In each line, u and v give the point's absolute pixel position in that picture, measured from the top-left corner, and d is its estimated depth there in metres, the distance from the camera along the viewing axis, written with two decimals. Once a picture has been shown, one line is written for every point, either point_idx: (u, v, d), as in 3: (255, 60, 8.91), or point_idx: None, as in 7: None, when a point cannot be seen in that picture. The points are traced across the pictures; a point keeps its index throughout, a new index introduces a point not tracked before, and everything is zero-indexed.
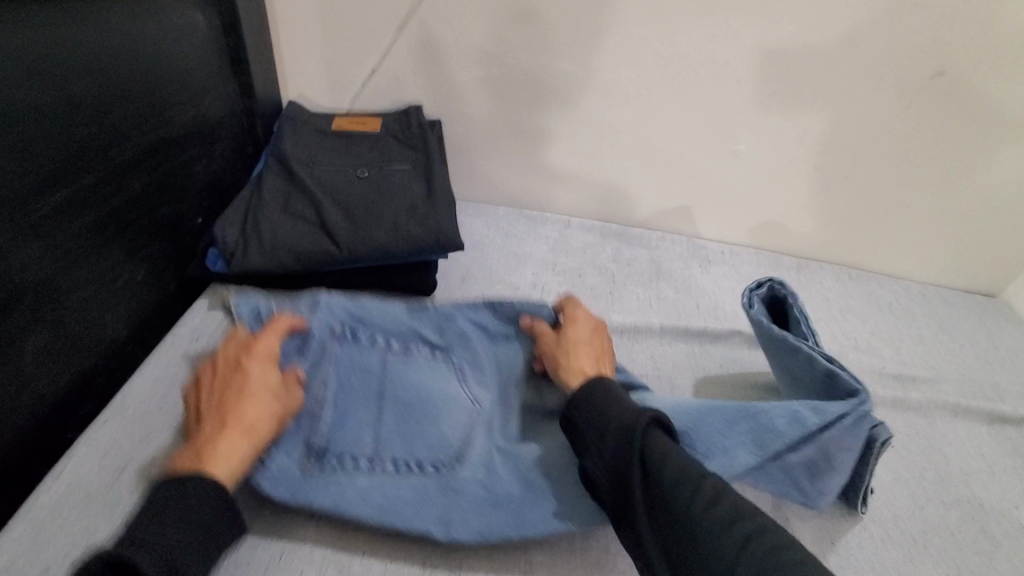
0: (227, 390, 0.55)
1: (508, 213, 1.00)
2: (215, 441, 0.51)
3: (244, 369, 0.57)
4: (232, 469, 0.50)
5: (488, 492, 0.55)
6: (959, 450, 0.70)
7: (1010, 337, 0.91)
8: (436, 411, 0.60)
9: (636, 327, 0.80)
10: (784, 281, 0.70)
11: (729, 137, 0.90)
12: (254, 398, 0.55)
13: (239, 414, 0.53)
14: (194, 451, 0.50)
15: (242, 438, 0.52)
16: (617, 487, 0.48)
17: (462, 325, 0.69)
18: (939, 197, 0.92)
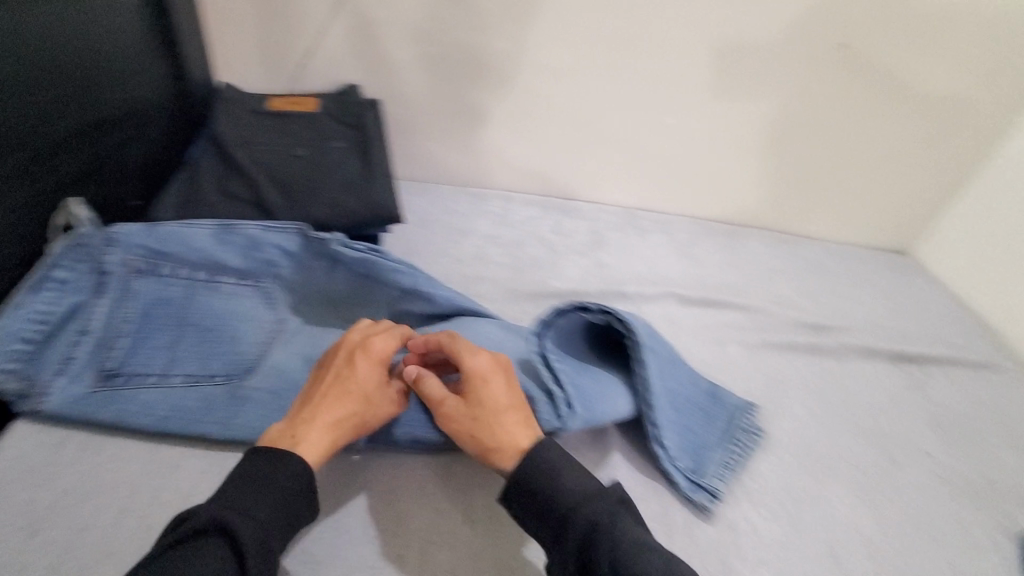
0: (339, 376, 0.55)
1: (451, 191, 1.03)
2: (293, 426, 0.52)
3: (357, 359, 0.56)
4: (316, 451, 0.51)
5: (278, 393, 0.60)
6: (867, 387, 0.76)
7: (918, 289, 1.00)
8: (233, 335, 0.64)
9: (573, 292, 0.84)
10: (622, 314, 0.62)
11: (657, 110, 0.95)
12: (350, 392, 0.54)
13: (328, 402, 0.53)
14: (284, 429, 0.52)
15: (325, 424, 0.52)
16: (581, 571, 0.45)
17: (270, 253, 0.69)
18: (850, 162, 0.99)
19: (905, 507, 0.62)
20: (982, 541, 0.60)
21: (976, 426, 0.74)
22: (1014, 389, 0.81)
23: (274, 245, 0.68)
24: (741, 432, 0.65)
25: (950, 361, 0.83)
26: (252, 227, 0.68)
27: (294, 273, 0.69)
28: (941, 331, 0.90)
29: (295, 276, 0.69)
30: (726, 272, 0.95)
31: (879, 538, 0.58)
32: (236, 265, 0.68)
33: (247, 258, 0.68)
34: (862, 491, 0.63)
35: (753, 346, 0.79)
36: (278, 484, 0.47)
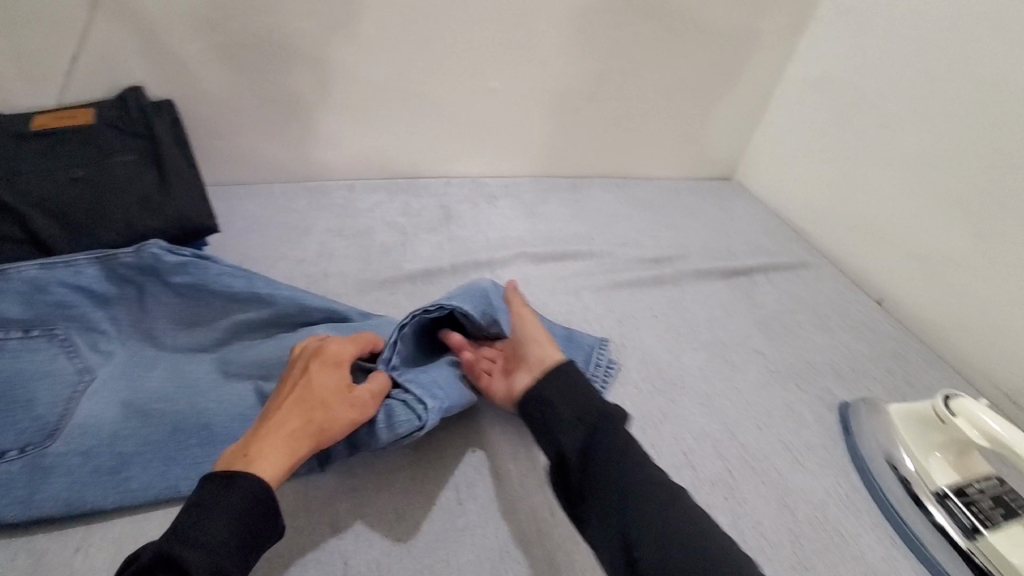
0: (297, 386, 0.51)
1: (285, 188, 0.96)
2: (247, 444, 0.47)
3: (314, 368, 0.52)
4: (273, 470, 0.45)
5: (90, 454, 0.52)
6: (705, 305, 0.84)
7: (739, 209, 1.12)
8: (28, 398, 0.53)
9: (426, 271, 0.82)
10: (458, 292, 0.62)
11: (481, 76, 0.95)
12: (308, 402, 0.49)
13: (285, 413, 0.49)
14: (237, 448, 0.47)
15: (281, 439, 0.47)
16: (584, 469, 0.50)
17: (60, 293, 0.58)
18: (664, 103, 1.08)
19: (745, 403, 0.69)
20: (807, 415, 0.69)
21: (793, 318, 0.85)
22: (821, 280, 0.95)
23: (64, 282, 0.58)
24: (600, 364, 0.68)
25: (769, 267, 0.95)
26: (33, 268, 0.57)
27: (101, 308, 0.60)
28: (761, 242, 1.02)
29: (106, 313, 0.60)
30: (573, 224, 1.00)
31: (728, 437, 0.65)
32: (18, 317, 0.56)
33: (32, 306, 0.57)
34: (708, 398, 0.69)
35: (602, 289, 0.84)
36: (229, 504, 0.42)
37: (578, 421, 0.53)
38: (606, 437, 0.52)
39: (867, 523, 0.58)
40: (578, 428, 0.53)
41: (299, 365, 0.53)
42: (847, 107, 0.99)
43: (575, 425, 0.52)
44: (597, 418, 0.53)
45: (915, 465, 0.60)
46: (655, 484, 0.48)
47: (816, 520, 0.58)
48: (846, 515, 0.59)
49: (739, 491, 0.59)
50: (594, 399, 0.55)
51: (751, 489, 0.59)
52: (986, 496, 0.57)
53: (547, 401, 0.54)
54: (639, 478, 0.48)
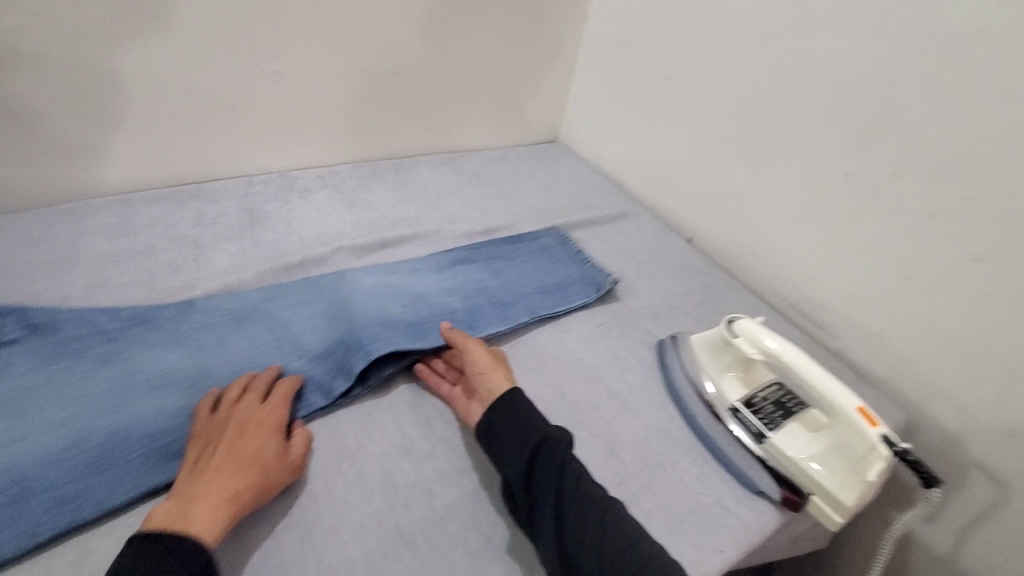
0: (228, 444, 0.52)
1: (38, 213, 0.80)
2: (182, 505, 0.48)
3: (248, 426, 0.54)
4: (212, 528, 0.47)
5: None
6: (534, 271, 0.85)
7: (564, 169, 1.16)
8: None
9: (229, 284, 0.74)
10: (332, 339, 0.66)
11: (263, 59, 0.86)
12: (244, 462, 0.51)
13: (221, 471, 0.50)
14: (170, 509, 0.48)
15: (219, 500, 0.48)
16: (527, 483, 0.54)
17: None
18: (473, 70, 1.06)
19: (572, 359, 0.72)
20: (629, 359, 0.74)
21: (615, 269, 0.89)
22: (638, 228, 1.01)
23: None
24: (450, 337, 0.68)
25: (591, 223, 0.99)
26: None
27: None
28: (583, 199, 1.06)
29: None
30: (397, 208, 0.96)
31: (556, 396, 0.67)
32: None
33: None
34: (537, 363, 0.71)
35: (431, 271, 0.81)
36: (168, 568, 0.43)
37: (521, 445, 0.56)
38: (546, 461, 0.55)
39: (681, 447, 0.64)
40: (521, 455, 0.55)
41: (234, 423, 0.54)
42: (637, 61, 1.05)
43: (518, 452, 0.55)
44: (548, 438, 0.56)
45: (714, 388, 0.67)
46: (590, 499, 0.53)
47: (639, 460, 0.62)
48: (664, 447, 0.64)
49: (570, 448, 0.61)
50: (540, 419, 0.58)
51: (581, 444, 0.62)
52: (770, 405, 0.64)
53: (493, 432, 0.57)
54: (576, 501, 0.53)
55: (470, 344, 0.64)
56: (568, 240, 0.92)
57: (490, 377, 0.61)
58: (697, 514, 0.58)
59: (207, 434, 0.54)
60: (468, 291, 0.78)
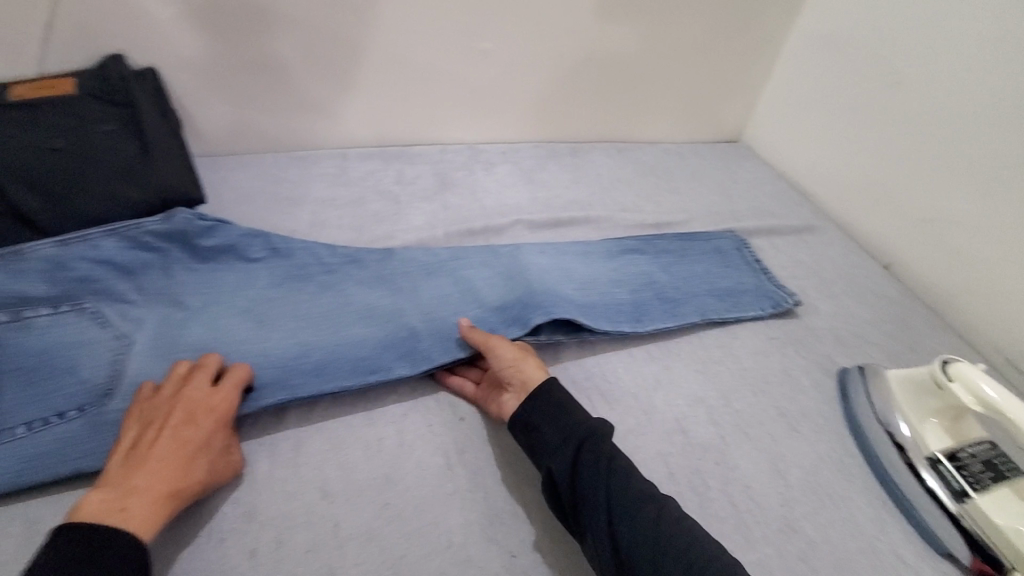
0: (173, 431, 0.48)
1: (277, 157, 0.94)
2: (122, 497, 0.44)
3: (182, 412, 0.49)
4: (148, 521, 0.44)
5: None
6: (708, 272, 0.81)
7: (746, 171, 1.10)
8: (72, 366, 0.56)
9: (420, 239, 0.81)
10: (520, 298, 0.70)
11: (475, 37, 0.92)
12: (185, 456, 0.47)
13: (162, 463, 0.46)
14: (107, 498, 0.44)
15: (157, 492, 0.45)
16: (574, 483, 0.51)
17: (83, 268, 0.61)
18: (665, 60, 1.05)
19: (742, 369, 0.69)
20: (804, 381, 0.68)
21: (795, 284, 0.83)
22: (825, 245, 0.92)
23: (84, 257, 0.61)
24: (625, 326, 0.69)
25: (771, 231, 0.93)
26: (45, 249, 0.60)
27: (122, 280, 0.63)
28: (765, 205, 1.00)
29: (131, 285, 0.63)
30: (571, 191, 0.98)
31: (722, 403, 0.64)
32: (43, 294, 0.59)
33: (52, 284, 0.60)
34: (703, 365, 0.69)
35: (603, 255, 0.81)
36: (106, 567, 0.40)
37: (564, 443, 0.53)
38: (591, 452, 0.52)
39: (858, 486, 0.58)
40: (564, 450, 0.52)
41: (174, 408, 0.50)
42: (855, 63, 0.95)
43: (562, 448, 0.52)
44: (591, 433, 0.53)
45: (910, 430, 0.60)
46: (641, 496, 0.50)
47: (806, 486, 0.57)
48: (836, 480, 0.58)
49: (731, 456, 0.59)
50: (582, 413, 0.55)
51: (743, 455, 0.59)
52: (979, 461, 0.56)
53: (536, 426, 0.55)
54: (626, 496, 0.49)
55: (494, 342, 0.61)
56: (747, 247, 0.86)
57: (524, 369, 0.58)
58: (868, 558, 0.53)
59: (154, 414, 0.50)
60: (639, 281, 0.77)
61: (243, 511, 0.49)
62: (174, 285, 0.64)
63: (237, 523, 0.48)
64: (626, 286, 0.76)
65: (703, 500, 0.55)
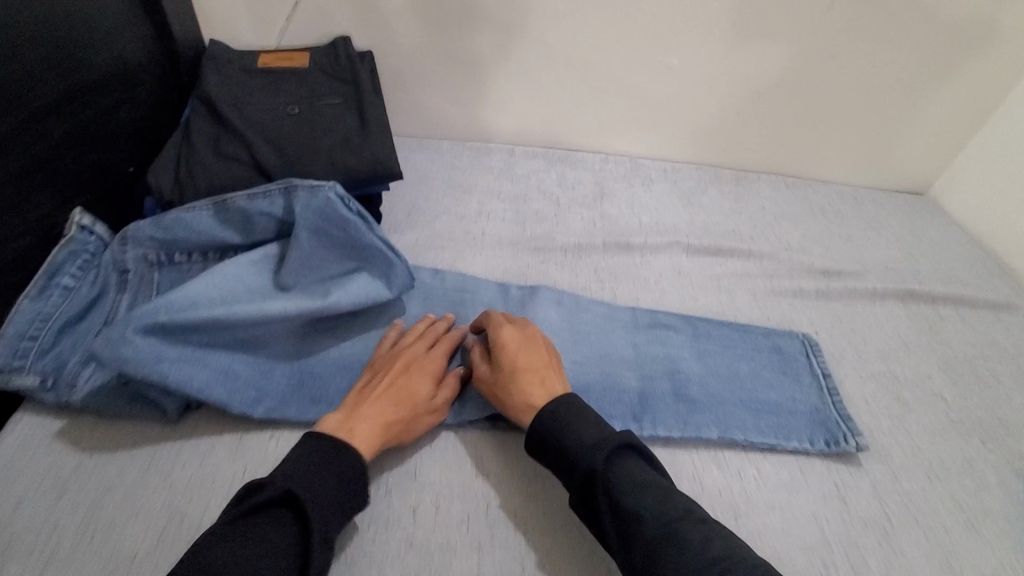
0: (395, 379, 0.57)
1: (452, 145, 1.00)
2: (349, 421, 0.54)
3: (421, 375, 0.58)
4: (370, 442, 0.53)
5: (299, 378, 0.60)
6: (761, 369, 0.68)
7: (933, 229, 0.99)
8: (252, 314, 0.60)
9: (579, 244, 0.82)
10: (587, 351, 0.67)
11: (664, 51, 0.92)
12: (404, 403, 0.56)
13: (383, 402, 0.55)
14: (339, 420, 0.54)
15: (380, 419, 0.54)
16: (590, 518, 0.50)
17: (261, 223, 0.64)
18: (861, 95, 0.97)
19: (914, 448, 0.62)
20: (989, 477, 0.61)
21: (985, 365, 0.74)
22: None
23: (264, 215, 0.63)
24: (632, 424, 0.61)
25: (960, 301, 0.83)
26: (241, 199, 0.62)
27: (275, 245, 0.64)
28: (952, 270, 0.90)
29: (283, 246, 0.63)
30: (732, 220, 0.94)
31: (889, 479, 0.59)
32: (238, 243, 0.65)
33: (246, 236, 0.65)
34: (870, 434, 0.63)
35: (630, 327, 0.71)
36: (325, 472, 0.49)
37: (570, 468, 0.51)
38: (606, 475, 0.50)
39: None
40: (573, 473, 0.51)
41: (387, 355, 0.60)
42: None
43: (568, 473, 0.51)
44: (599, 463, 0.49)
45: None
46: (653, 511, 0.47)
47: None
48: None
49: (897, 540, 0.54)
50: (590, 429, 0.52)
51: (912, 543, 0.54)
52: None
53: (540, 452, 0.53)
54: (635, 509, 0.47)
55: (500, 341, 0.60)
56: (816, 350, 0.71)
57: (531, 387, 0.56)
58: None
59: (376, 365, 0.59)
60: (685, 371, 0.66)
61: (406, 470, 0.56)
62: (296, 256, 0.61)
63: (401, 482, 0.55)
64: (641, 370, 0.66)
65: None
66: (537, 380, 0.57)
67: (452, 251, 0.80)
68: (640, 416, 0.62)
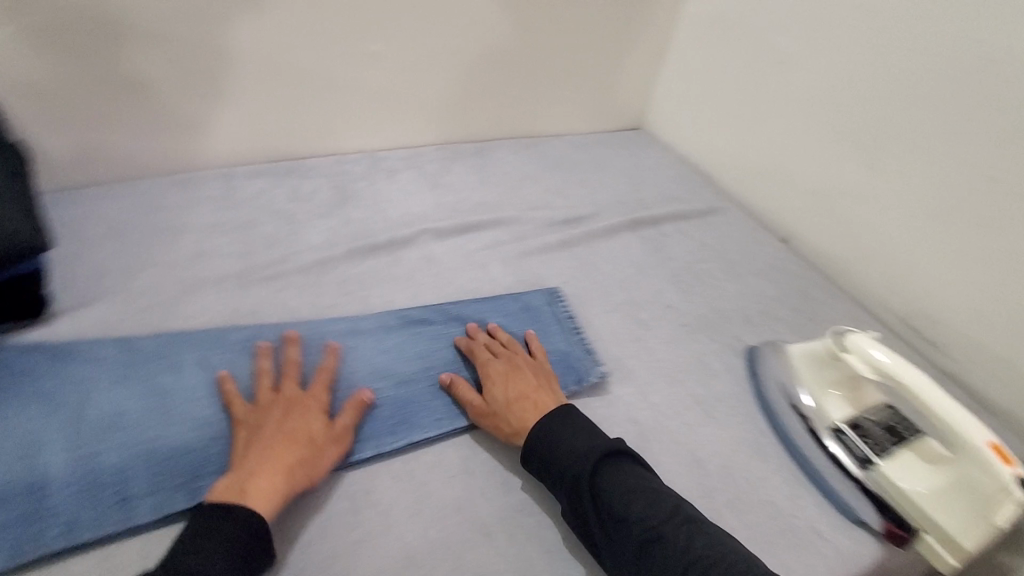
0: (277, 424, 0.54)
1: (152, 182, 0.85)
2: (242, 480, 0.51)
3: (314, 411, 0.57)
4: (267, 495, 0.50)
5: None
6: (515, 333, 0.69)
7: (651, 159, 1.12)
8: None
9: (318, 259, 0.75)
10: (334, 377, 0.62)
11: (361, 38, 0.87)
12: (297, 440, 0.54)
13: (277, 446, 0.53)
14: (231, 481, 0.51)
15: (273, 465, 0.52)
16: (578, 516, 0.53)
17: None
18: (562, 50, 1.03)
19: (656, 362, 0.69)
20: (716, 365, 0.70)
21: (702, 267, 0.85)
22: (727, 226, 0.96)
23: None
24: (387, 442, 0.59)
25: (676, 217, 0.95)
26: None
27: None
28: (668, 191, 1.03)
29: None
30: (479, 192, 0.95)
31: (639, 399, 0.64)
32: None
33: None
34: (619, 361, 0.68)
35: (380, 334, 0.67)
36: (222, 533, 0.47)
37: (565, 476, 0.54)
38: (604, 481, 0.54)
39: (773, 465, 0.60)
40: (564, 480, 0.54)
41: (266, 399, 0.57)
42: (739, 44, 0.98)
43: (564, 481, 0.54)
44: (589, 469, 0.53)
45: (814, 402, 0.61)
46: (651, 513, 0.51)
47: (728, 474, 0.58)
48: (756, 462, 0.59)
49: (653, 454, 0.59)
50: (589, 439, 0.56)
51: (667, 453, 0.59)
52: (883, 427, 0.58)
53: (538, 467, 0.56)
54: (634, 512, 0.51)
55: (493, 378, 0.62)
56: (560, 299, 0.74)
57: (524, 411, 0.59)
58: (787, 538, 0.54)
59: (249, 418, 0.56)
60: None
61: None
62: None
63: None
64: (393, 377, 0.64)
65: None
66: (531, 404, 0.59)
67: (166, 308, 0.68)
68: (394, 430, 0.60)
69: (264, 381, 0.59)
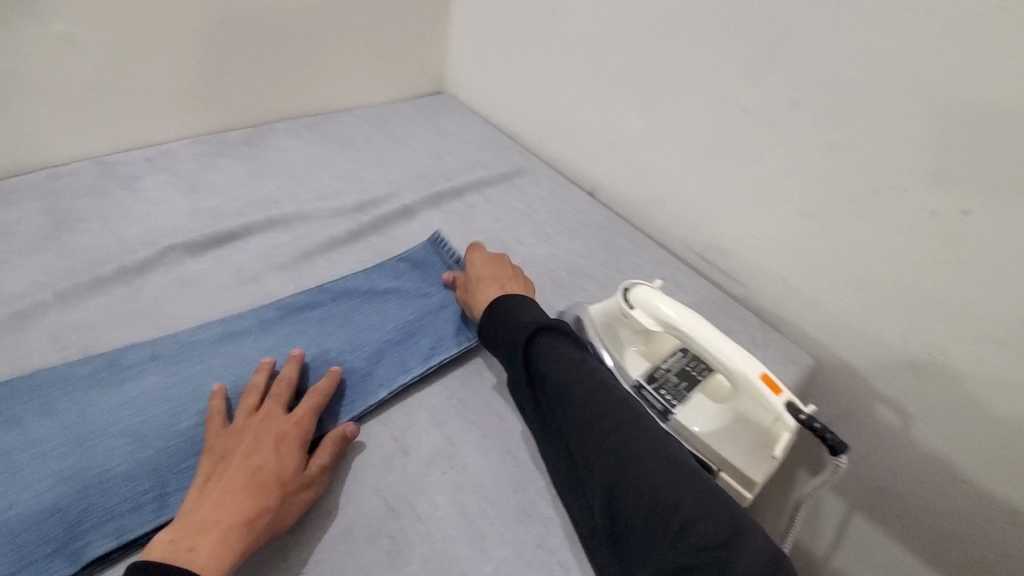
0: (241, 460, 0.46)
1: None
2: (190, 535, 0.42)
3: (289, 448, 0.48)
4: (221, 557, 0.41)
5: None
6: (360, 313, 0.64)
7: (453, 124, 1.05)
8: None
9: (18, 310, 0.58)
10: (76, 446, 0.49)
11: (37, 19, 0.67)
12: (262, 482, 0.45)
13: (236, 491, 0.44)
14: (177, 539, 0.42)
15: (228, 521, 0.42)
16: (517, 381, 0.53)
17: None
18: (325, 14, 0.90)
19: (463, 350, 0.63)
20: None
21: (509, 235, 0.81)
22: (534, 186, 0.92)
23: None
24: (162, 508, 0.47)
25: (480, 184, 0.89)
26: None
27: None
28: (472, 156, 0.97)
29: None
30: (251, 187, 0.81)
31: (444, 398, 0.58)
32: None
33: None
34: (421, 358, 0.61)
35: (127, 378, 0.54)
36: None
37: (508, 348, 0.54)
38: (541, 354, 0.52)
39: None
40: (506, 354, 0.54)
41: (232, 435, 0.48)
42: None
43: (506, 353, 0.54)
44: (526, 338, 0.53)
45: (614, 358, 0.59)
46: (580, 381, 0.50)
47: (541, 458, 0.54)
48: None
49: (464, 457, 0.53)
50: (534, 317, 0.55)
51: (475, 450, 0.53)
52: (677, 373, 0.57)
53: (490, 344, 0.57)
54: (562, 382, 0.50)
55: (476, 263, 0.65)
56: (373, 273, 0.69)
57: (486, 289, 0.61)
58: None
59: (215, 446, 0.48)
60: (333, 346, 0.60)
61: None
62: None
63: None
64: (158, 425, 0.51)
65: (431, 524, 0.48)
66: (497, 285, 0.61)
67: None
68: (169, 492, 0.48)
69: (249, 399, 0.51)
